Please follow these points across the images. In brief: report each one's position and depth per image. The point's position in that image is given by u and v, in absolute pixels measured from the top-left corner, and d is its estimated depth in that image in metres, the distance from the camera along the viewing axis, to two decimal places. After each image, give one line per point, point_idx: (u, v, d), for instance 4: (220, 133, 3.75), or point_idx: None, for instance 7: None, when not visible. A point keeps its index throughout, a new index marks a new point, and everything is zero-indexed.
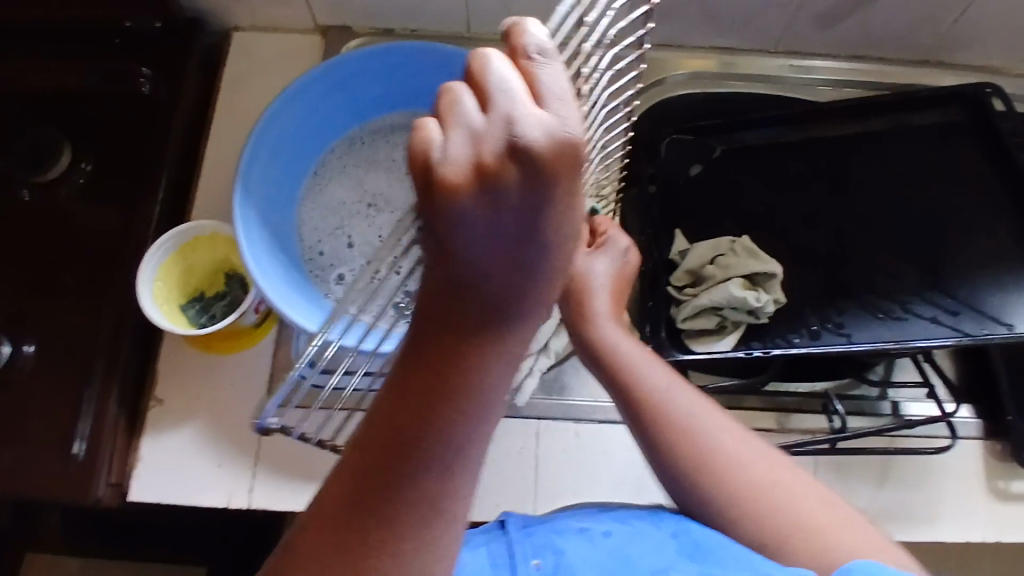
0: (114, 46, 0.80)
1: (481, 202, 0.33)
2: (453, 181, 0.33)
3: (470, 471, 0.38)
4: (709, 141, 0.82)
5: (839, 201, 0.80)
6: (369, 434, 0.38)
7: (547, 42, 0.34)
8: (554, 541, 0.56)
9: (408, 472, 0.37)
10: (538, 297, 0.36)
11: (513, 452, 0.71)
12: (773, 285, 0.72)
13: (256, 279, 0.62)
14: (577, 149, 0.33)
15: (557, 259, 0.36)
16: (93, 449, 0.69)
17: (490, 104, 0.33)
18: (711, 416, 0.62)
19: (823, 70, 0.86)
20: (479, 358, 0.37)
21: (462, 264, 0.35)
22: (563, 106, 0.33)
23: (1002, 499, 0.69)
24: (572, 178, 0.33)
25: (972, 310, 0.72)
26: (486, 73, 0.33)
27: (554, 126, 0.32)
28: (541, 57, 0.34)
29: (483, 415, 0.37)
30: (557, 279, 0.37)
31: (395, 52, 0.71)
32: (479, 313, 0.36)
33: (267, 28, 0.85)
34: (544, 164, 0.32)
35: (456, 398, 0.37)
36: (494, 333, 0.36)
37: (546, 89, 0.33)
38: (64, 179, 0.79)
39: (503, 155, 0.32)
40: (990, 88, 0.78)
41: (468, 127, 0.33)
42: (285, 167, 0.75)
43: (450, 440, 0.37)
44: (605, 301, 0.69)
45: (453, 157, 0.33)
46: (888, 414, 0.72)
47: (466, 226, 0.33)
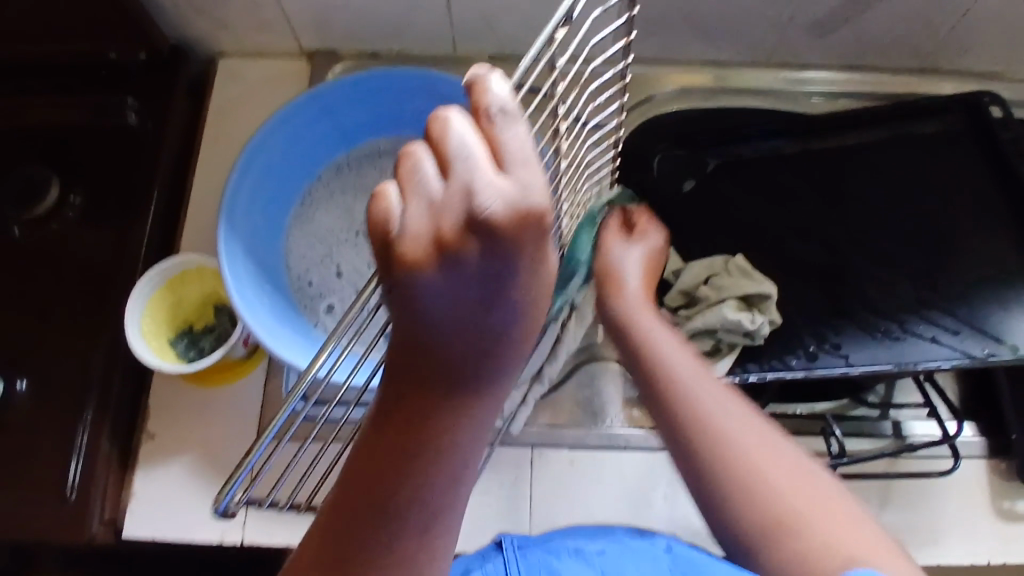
0: (100, 78, 0.79)
1: (443, 275, 0.31)
2: (412, 256, 0.30)
3: (448, 524, 0.38)
4: (704, 156, 0.82)
5: (836, 215, 0.78)
6: (342, 494, 0.37)
7: (509, 101, 0.32)
8: (549, 562, 0.57)
9: (384, 532, 0.36)
10: (508, 357, 0.35)
11: (508, 482, 0.71)
12: (768, 306, 0.70)
13: (242, 313, 0.62)
14: (540, 216, 0.31)
15: (526, 320, 0.34)
16: (84, 488, 0.68)
17: (449, 171, 0.30)
18: (734, 408, 0.59)
19: (817, 81, 0.84)
20: (452, 419, 0.35)
21: (425, 333, 0.33)
22: (526, 170, 0.31)
23: (1008, 519, 0.68)
24: (536, 243, 0.31)
25: (974, 329, 0.70)
26: (445, 138, 0.30)
27: (515, 195, 0.30)
28: (503, 117, 0.31)
29: (456, 471, 0.37)
30: (529, 336, 0.35)
31: (378, 79, 0.71)
32: (448, 378, 0.34)
33: (253, 54, 0.85)
34: (501, 232, 0.30)
35: (428, 459, 0.35)
36: (466, 393, 0.35)
37: (509, 151, 0.31)
38: (55, 213, 0.79)
39: (463, 227, 0.30)
40: (988, 97, 0.78)
41: (427, 198, 0.30)
42: (272, 195, 0.74)
43: (424, 498, 0.36)
44: (640, 282, 0.68)
45: (411, 230, 0.30)
46: (890, 435, 0.70)
47: (432, 298, 0.31)
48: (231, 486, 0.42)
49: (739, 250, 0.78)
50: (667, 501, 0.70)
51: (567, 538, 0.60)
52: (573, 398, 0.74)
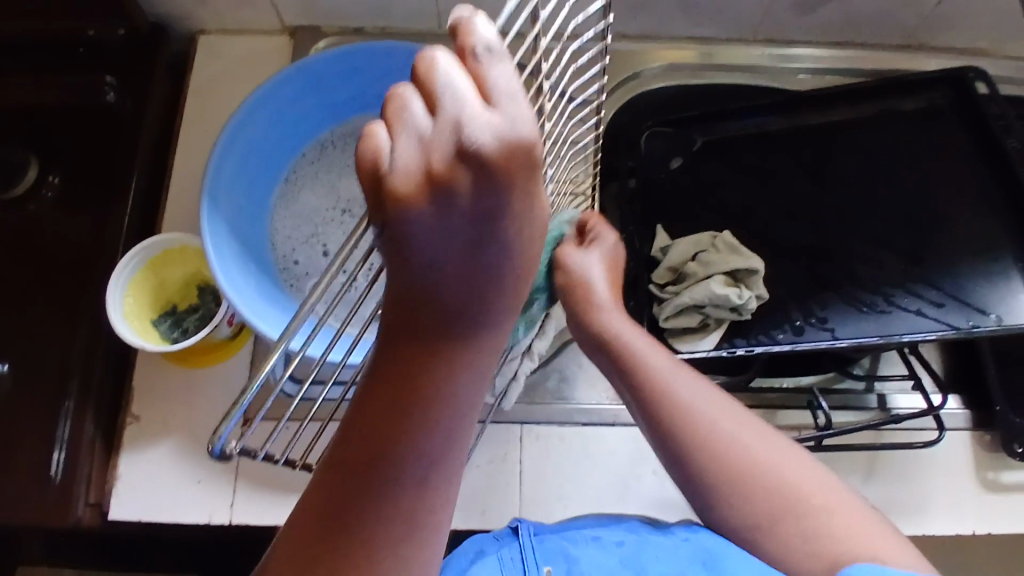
0: (79, 56, 0.78)
1: (434, 212, 0.30)
2: (402, 190, 0.29)
3: (446, 476, 0.37)
4: (689, 134, 0.81)
5: (822, 191, 0.79)
6: (339, 455, 0.36)
7: (495, 41, 0.30)
8: (566, 549, 0.59)
9: (381, 488, 0.35)
10: (501, 301, 0.34)
11: (497, 458, 0.71)
12: (755, 281, 0.71)
13: (228, 293, 0.61)
14: (531, 148, 0.29)
15: (519, 261, 0.34)
16: (69, 471, 0.68)
17: (434, 107, 0.29)
18: (717, 406, 0.61)
19: (803, 58, 0.84)
20: (447, 367, 0.35)
21: (420, 277, 0.32)
22: (515, 103, 0.29)
23: (992, 489, 0.69)
24: (528, 179, 0.30)
25: (958, 301, 0.70)
26: (431, 74, 0.29)
27: (506, 129, 0.28)
28: (490, 54, 0.29)
29: (453, 425, 0.35)
30: (522, 279, 0.35)
31: (359, 55, 0.70)
32: (443, 322, 0.34)
33: (233, 30, 0.83)
34: (493, 166, 0.29)
35: (424, 409, 0.35)
36: (461, 335, 0.34)
37: (496, 86, 0.29)
38: (33, 194, 0.78)
39: (452, 161, 0.29)
40: (973, 73, 0.77)
41: (417, 132, 0.29)
42: (254, 174, 0.73)
43: (421, 451, 0.35)
44: (606, 287, 0.66)
45: (402, 165, 0.29)
46: (875, 408, 0.71)
47: (424, 237, 0.30)
48: (222, 432, 0.41)
49: (726, 227, 0.78)
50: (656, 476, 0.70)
51: (586, 523, 0.61)
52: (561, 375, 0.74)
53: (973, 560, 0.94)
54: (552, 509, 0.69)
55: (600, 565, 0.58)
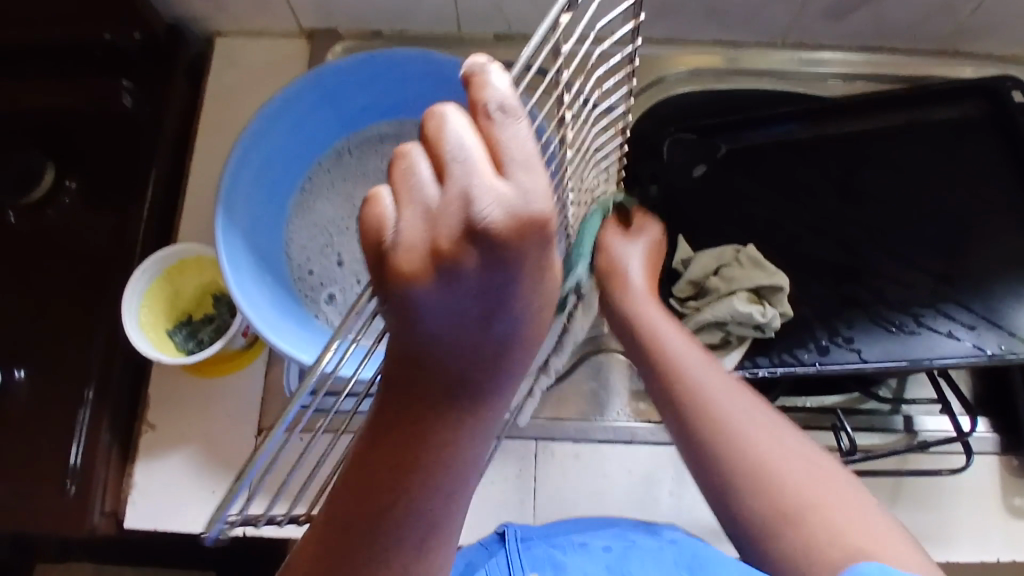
0: (96, 58, 0.77)
1: (440, 288, 0.29)
2: (407, 268, 0.29)
3: (445, 532, 0.37)
4: (715, 140, 0.79)
5: (850, 203, 0.76)
6: (339, 504, 0.36)
7: (510, 97, 0.30)
8: (552, 556, 0.58)
9: (379, 541, 0.35)
10: (509, 369, 0.33)
11: (511, 475, 0.70)
12: (780, 299, 0.69)
13: (241, 306, 0.60)
14: (543, 225, 0.29)
15: (529, 330, 0.32)
16: (85, 479, 0.68)
17: (445, 175, 0.28)
18: (749, 413, 0.58)
19: (834, 64, 0.81)
20: (450, 432, 0.34)
21: (422, 345, 0.31)
22: (527, 172, 0.29)
23: (1020, 517, 0.67)
24: (538, 255, 0.30)
25: (989, 323, 0.68)
26: (441, 137, 0.29)
27: (517, 202, 0.28)
28: (504, 114, 0.29)
29: (455, 483, 0.35)
30: (532, 346, 0.33)
31: (375, 62, 0.68)
32: (447, 389, 0.33)
33: (251, 33, 0.82)
34: (501, 245, 0.28)
35: (427, 470, 0.34)
36: (465, 405, 0.33)
37: (510, 154, 0.29)
38: (51, 199, 0.77)
39: (461, 238, 0.28)
40: (1010, 81, 0.75)
41: (422, 204, 0.29)
42: (270, 182, 0.72)
43: (421, 510, 0.35)
44: (643, 277, 0.66)
45: (406, 240, 0.29)
46: (901, 430, 0.69)
47: (428, 309, 0.30)
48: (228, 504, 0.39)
49: (750, 240, 0.76)
50: (674, 497, 0.69)
51: (570, 531, 0.61)
52: (579, 390, 0.73)
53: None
54: None
55: (586, 567, 0.57)
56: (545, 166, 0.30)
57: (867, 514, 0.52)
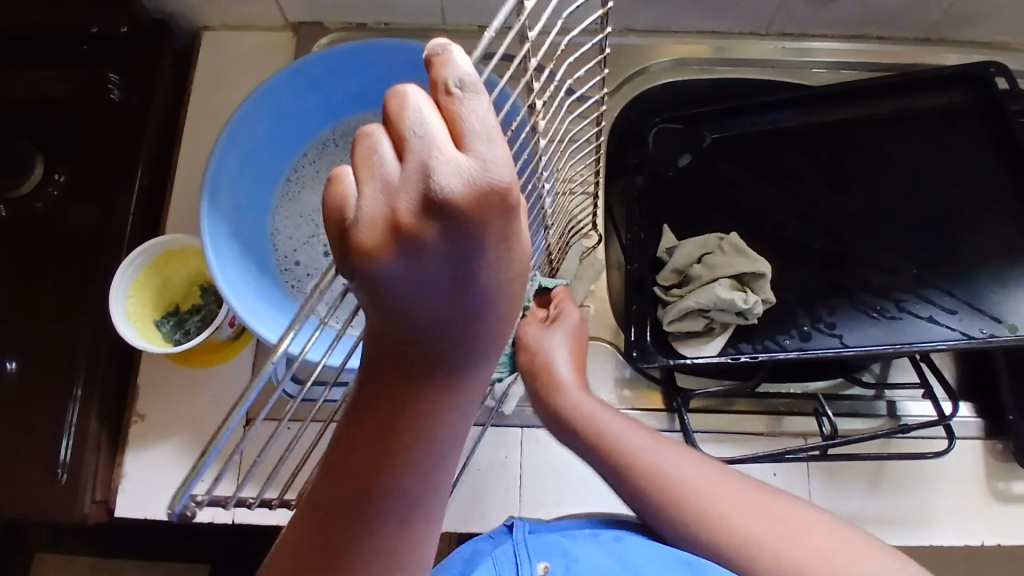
0: (83, 53, 0.78)
1: (407, 262, 0.29)
2: (368, 243, 0.29)
3: (431, 513, 0.37)
4: (700, 129, 0.79)
5: (834, 191, 0.77)
6: (323, 486, 0.36)
7: (470, 73, 0.29)
8: (564, 544, 0.58)
9: (363, 521, 0.35)
10: (485, 340, 0.33)
11: (497, 461, 0.70)
12: (762, 285, 0.69)
13: (227, 295, 0.61)
14: (506, 194, 0.29)
15: (502, 300, 0.32)
16: (75, 467, 0.69)
17: (406, 151, 0.28)
18: (706, 473, 0.60)
19: (819, 52, 0.82)
20: (429, 404, 0.34)
21: (397, 319, 0.31)
22: (488, 143, 0.29)
23: (1004, 501, 0.67)
24: (504, 223, 0.29)
25: (972, 309, 0.69)
26: (402, 114, 0.28)
27: (477, 172, 0.28)
28: (464, 90, 0.29)
29: (435, 458, 0.35)
30: (505, 319, 0.33)
31: (358, 54, 0.69)
32: (424, 361, 0.33)
33: (237, 26, 0.83)
34: (465, 216, 0.28)
35: (407, 445, 0.34)
36: (442, 379, 0.33)
37: (469, 126, 0.29)
38: (39, 192, 0.77)
39: (422, 210, 0.28)
40: (994, 68, 0.74)
41: (383, 179, 0.28)
42: (255, 174, 0.72)
43: (402, 487, 0.35)
44: (570, 369, 0.66)
45: (367, 216, 0.28)
46: (884, 415, 0.69)
47: (397, 284, 0.30)
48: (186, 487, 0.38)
49: (734, 228, 0.77)
50: None
51: (579, 522, 0.61)
52: None
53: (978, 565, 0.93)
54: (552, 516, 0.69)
55: (598, 559, 0.57)
56: (506, 137, 0.30)
57: (861, 555, 0.55)
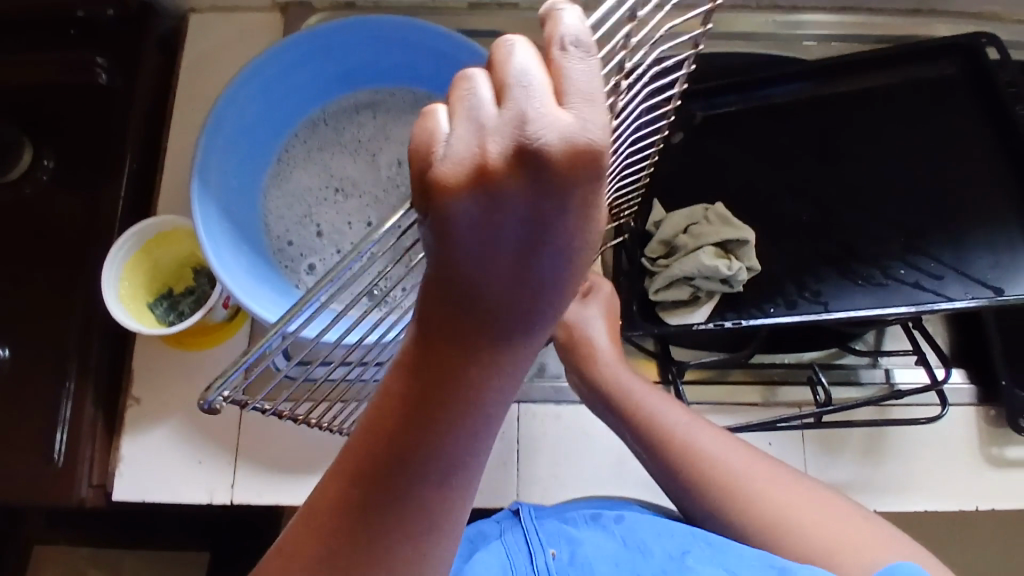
0: (70, 37, 0.77)
1: (484, 207, 0.28)
2: (451, 179, 0.27)
3: (467, 483, 0.35)
4: (691, 108, 0.79)
5: (825, 163, 0.77)
6: (362, 444, 0.34)
7: (584, 33, 0.29)
8: (567, 531, 0.59)
9: (399, 486, 0.34)
10: (544, 307, 0.32)
11: (493, 437, 0.71)
12: (746, 252, 0.69)
13: (220, 274, 0.61)
14: (598, 156, 0.28)
15: (568, 269, 0.31)
16: (71, 452, 0.69)
17: (505, 97, 0.28)
18: (752, 464, 0.61)
19: (808, 25, 0.82)
20: (480, 370, 0.32)
21: (458, 269, 0.30)
22: (588, 106, 0.28)
23: (997, 466, 0.68)
24: (589, 188, 0.28)
25: (958, 273, 0.69)
26: (507, 62, 0.28)
27: (576, 129, 0.27)
28: (574, 50, 0.29)
29: (480, 427, 0.34)
30: (569, 288, 0.32)
31: (346, 30, 0.69)
32: (482, 320, 0.31)
33: (224, 8, 0.82)
34: (555, 169, 0.27)
35: (455, 410, 0.33)
36: (501, 343, 0.32)
37: (572, 86, 0.28)
38: (29, 178, 0.76)
39: (514, 158, 0.27)
40: (985, 38, 0.75)
41: (477, 119, 0.28)
42: (245, 154, 0.72)
43: (443, 454, 0.33)
44: (608, 344, 0.67)
45: (455, 152, 0.28)
46: (878, 382, 0.70)
47: (469, 230, 0.29)
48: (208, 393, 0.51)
49: (726, 201, 0.77)
50: None
51: (577, 505, 0.62)
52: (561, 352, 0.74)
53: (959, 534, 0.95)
54: (547, 489, 0.70)
55: (601, 541, 0.58)
56: (606, 105, 0.29)
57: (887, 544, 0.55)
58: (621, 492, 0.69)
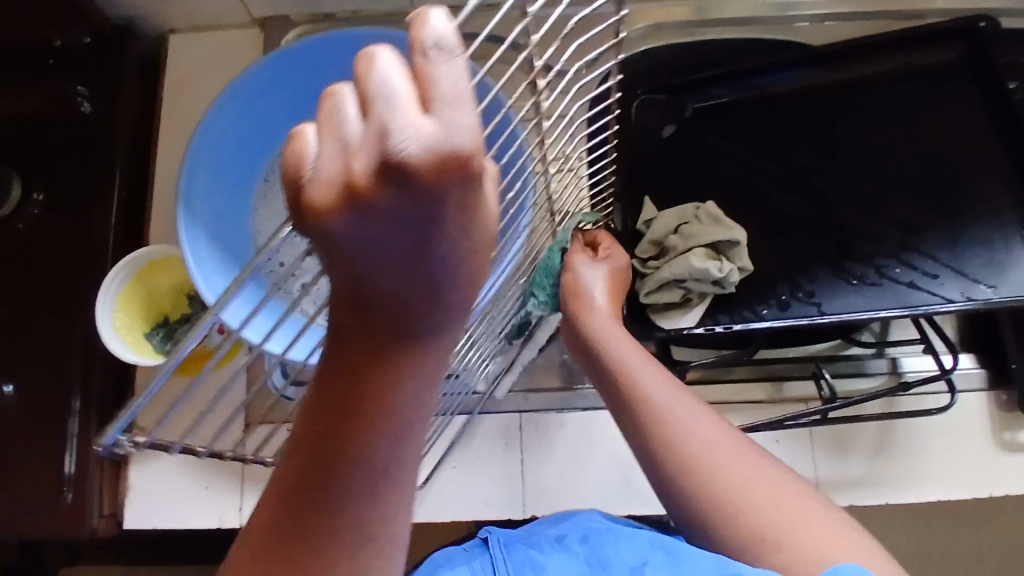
0: (50, 67, 0.76)
1: (358, 221, 0.27)
2: (320, 201, 0.27)
3: (401, 485, 0.34)
4: (681, 99, 0.77)
5: (820, 151, 0.75)
6: (292, 451, 0.34)
7: (449, 34, 0.26)
8: (533, 557, 0.58)
9: (330, 490, 0.33)
10: (451, 305, 0.31)
11: (497, 447, 0.71)
12: (737, 253, 0.68)
13: (209, 300, 0.61)
14: (467, 158, 0.27)
15: (466, 266, 0.30)
16: (80, 486, 0.69)
17: (368, 111, 0.27)
18: (723, 443, 0.58)
19: (801, 5, 0.79)
20: (395, 372, 0.32)
21: (350, 277, 0.29)
22: (453, 110, 0.26)
23: (1010, 451, 0.66)
24: (466, 188, 0.27)
25: (954, 271, 0.68)
26: (367, 73, 0.26)
27: (438, 138, 0.26)
28: (439, 53, 0.26)
29: (404, 430, 0.33)
30: (472, 283, 0.31)
31: (318, 46, 0.68)
32: (389, 323, 0.31)
33: (203, 26, 0.81)
34: (420, 179, 0.26)
35: (375, 414, 0.32)
36: (410, 345, 0.31)
37: (438, 91, 0.26)
38: (19, 214, 0.76)
39: (377, 173, 0.26)
40: (984, 22, 0.72)
41: (341, 138, 0.27)
42: (230, 177, 0.72)
43: (369, 458, 0.33)
44: (605, 301, 0.65)
45: (322, 174, 0.27)
46: (886, 372, 0.69)
47: (350, 244, 0.28)
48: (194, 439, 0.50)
49: (722, 195, 0.75)
50: None
51: (546, 530, 0.62)
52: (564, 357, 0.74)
53: (976, 513, 0.94)
54: (555, 498, 0.70)
55: (564, 563, 0.58)
56: (477, 104, 0.27)
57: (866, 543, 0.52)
58: (628, 498, 0.69)
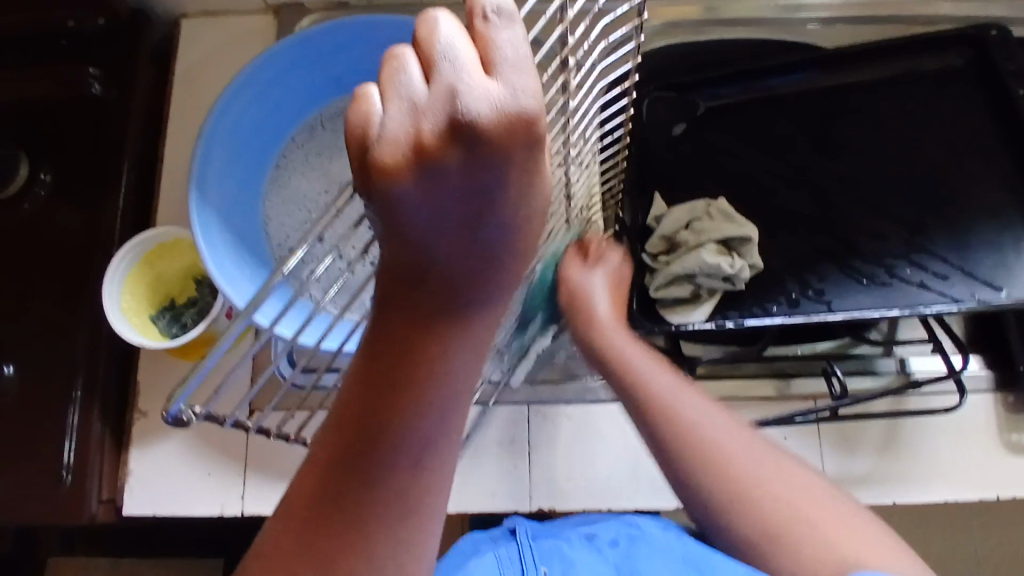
0: (63, 49, 0.76)
1: (423, 186, 0.27)
2: (389, 162, 0.27)
3: (444, 460, 0.34)
4: (692, 98, 0.77)
5: (830, 151, 0.75)
6: (336, 427, 0.33)
7: (506, 1, 0.28)
8: (561, 549, 0.60)
9: (376, 467, 0.33)
10: (503, 277, 0.31)
11: (504, 440, 0.70)
12: (749, 250, 0.69)
13: (222, 286, 0.60)
14: (533, 122, 0.27)
15: (520, 236, 0.30)
16: (80, 466, 0.69)
17: (434, 74, 0.27)
18: (736, 445, 0.61)
19: (812, 8, 0.80)
20: (447, 346, 0.31)
21: (412, 246, 0.29)
22: (518, 72, 0.27)
23: (1018, 453, 0.67)
24: (528, 155, 0.28)
25: (963, 273, 0.68)
26: (433, 40, 0.27)
27: (506, 100, 0.26)
28: (500, 18, 0.28)
29: (451, 402, 0.33)
30: (523, 254, 0.31)
31: (336, 33, 0.68)
32: (443, 294, 0.30)
33: (216, 12, 0.81)
34: (490, 142, 0.27)
35: (425, 388, 0.32)
36: (461, 318, 0.31)
37: (501, 55, 0.27)
38: (26, 194, 0.75)
39: (447, 135, 0.26)
40: (995, 29, 0.73)
41: (408, 97, 0.27)
42: (243, 161, 0.71)
43: (416, 433, 0.32)
44: (608, 306, 0.66)
45: (390, 134, 0.27)
46: (894, 372, 0.69)
47: (413, 210, 0.28)
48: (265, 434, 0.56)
49: (732, 192, 0.75)
50: None
51: (576, 527, 0.63)
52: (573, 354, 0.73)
53: (976, 519, 0.94)
54: (562, 491, 0.69)
55: (593, 561, 0.60)
56: (538, 70, 0.28)
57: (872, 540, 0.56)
58: (635, 493, 0.69)
